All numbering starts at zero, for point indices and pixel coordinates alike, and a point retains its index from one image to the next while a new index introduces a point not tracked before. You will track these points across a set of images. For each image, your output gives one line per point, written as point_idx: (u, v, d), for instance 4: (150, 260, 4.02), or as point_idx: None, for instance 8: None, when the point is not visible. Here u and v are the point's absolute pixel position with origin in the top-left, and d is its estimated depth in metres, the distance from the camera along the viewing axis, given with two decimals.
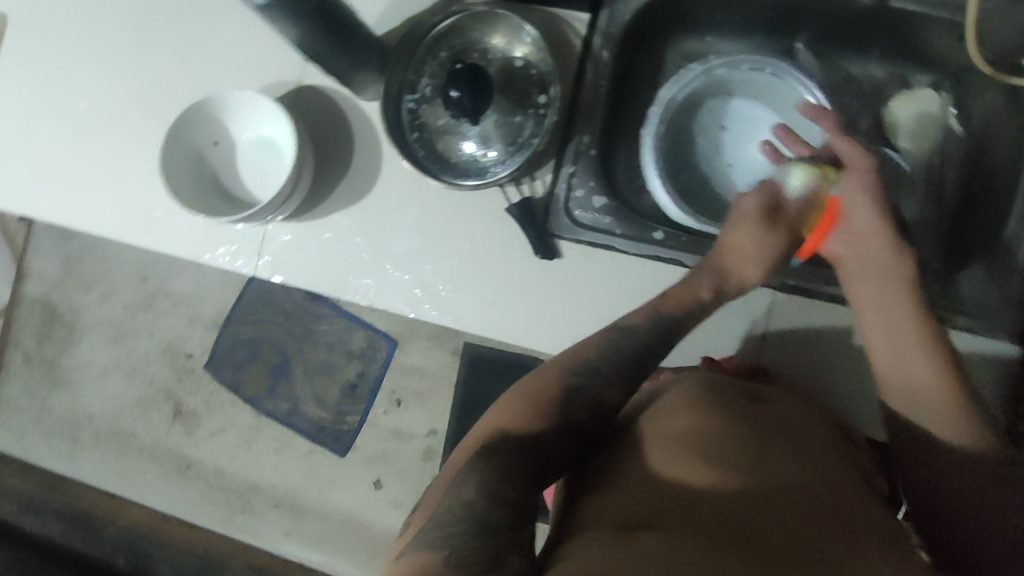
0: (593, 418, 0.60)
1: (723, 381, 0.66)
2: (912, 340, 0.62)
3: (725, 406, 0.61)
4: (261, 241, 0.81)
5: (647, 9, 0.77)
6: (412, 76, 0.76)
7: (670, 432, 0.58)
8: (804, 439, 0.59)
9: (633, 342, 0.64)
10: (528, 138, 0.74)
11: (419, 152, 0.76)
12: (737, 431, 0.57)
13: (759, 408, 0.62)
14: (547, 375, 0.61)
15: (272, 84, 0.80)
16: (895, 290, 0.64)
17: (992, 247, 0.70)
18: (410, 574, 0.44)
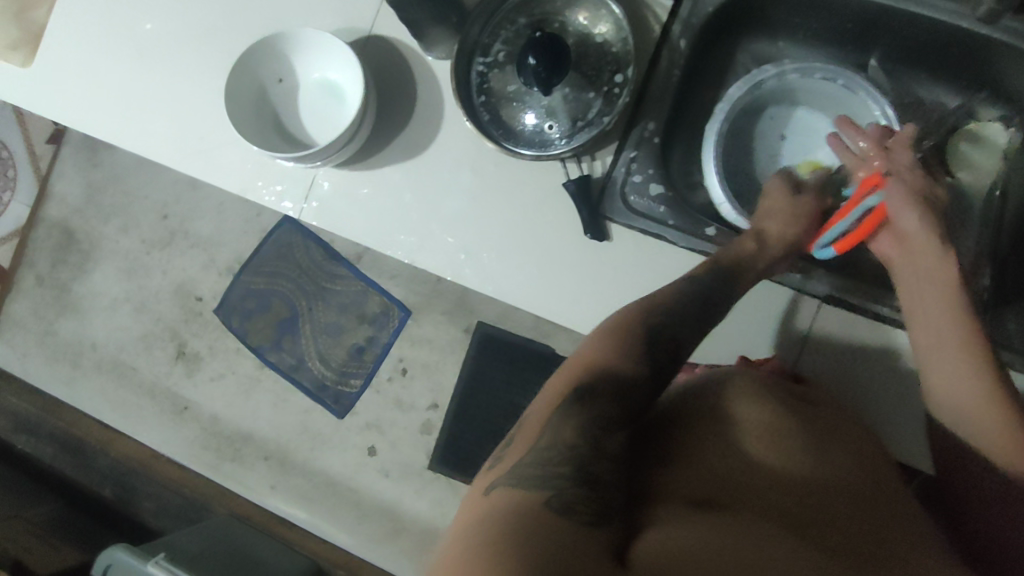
0: (670, 367, 0.64)
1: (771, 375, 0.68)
2: (955, 343, 0.63)
3: (779, 400, 0.63)
4: (311, 184, 0.81)
5: (729, 5, 0.76)
6: (486, 38, 0.76)
7: (726, 418, 0.61)
8: (861, 439, 0.63)
9: (707, 287, 0.68)
10: (595, 117, 0.74)
11: (484, 116, 0.76)
12: (793, 427, 0.60)
13: (810, 407, 0.64)
14: (632, 318, 0.65)
15: (343, 29, 0.80)
16: (941, 293, 0.65)
17: None
18: (513, 511, 0.46)
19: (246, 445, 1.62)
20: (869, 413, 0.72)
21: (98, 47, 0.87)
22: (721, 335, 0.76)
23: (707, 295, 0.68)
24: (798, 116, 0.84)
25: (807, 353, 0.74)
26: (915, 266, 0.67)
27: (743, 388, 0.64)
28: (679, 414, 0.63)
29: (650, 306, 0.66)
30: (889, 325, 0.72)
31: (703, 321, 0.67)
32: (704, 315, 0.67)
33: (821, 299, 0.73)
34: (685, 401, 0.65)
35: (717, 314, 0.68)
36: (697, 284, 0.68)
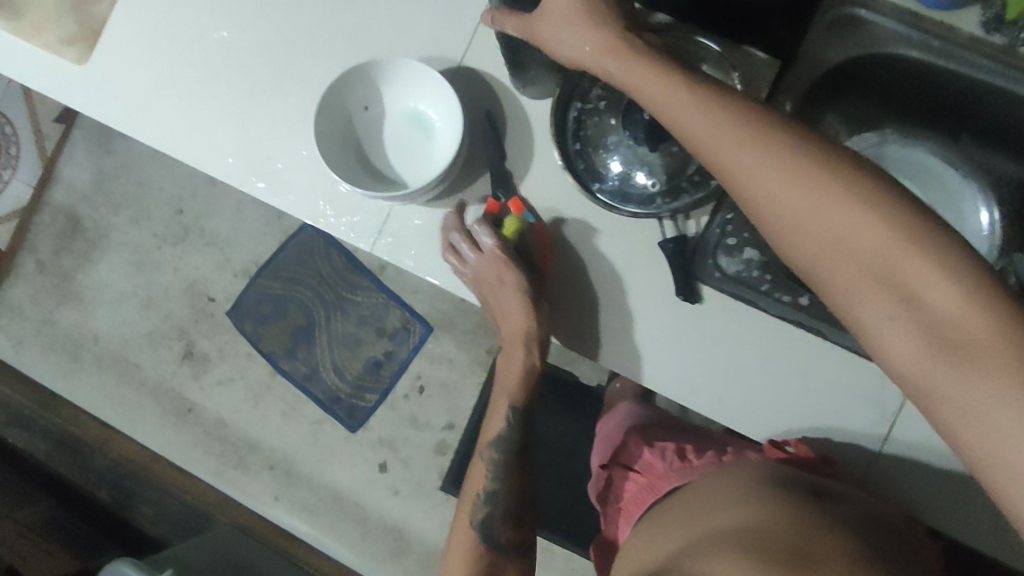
0: (516, 530, 0.81)
1: (785, 472, 0.67)
2: (750, 155, 0.52)
3: (783, 505, 0.60)
4: (386, 218, 0.76)
5: (834, 74, 0.76)
6: (586, 82, 0.73)
7: (725, 537, 0.58)
8: (882, 539, 0.58)
9: (514, 439, 0.83)
10: (695, 176, 0.71)
11: (578, 164, 0.73)
12: (803, 532, 0.56)
13: (830, 504, 0.61)
14: (464, 513, 0.82)
15: (433, 57, 0.76)
16: (697, 111, 0.55)
17: None
18: None
19: (250, 453, 1.57)
20: (923, 502, 0.70)
21: (161, 51, 0.81)
22: (812, 412, 0.72)
23: (523, 445, 0.84)
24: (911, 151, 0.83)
25: (879, 462, 0.71)
26: (746, 171, 0.53)
27: (748, 497, 0.64)
28: (686, 541, 0.62)
29: (481, 499, 0.81)
30: None
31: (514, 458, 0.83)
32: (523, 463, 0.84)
33: None
34: (693, 526, 0.64)
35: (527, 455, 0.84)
36: (508, 441, 0.83)
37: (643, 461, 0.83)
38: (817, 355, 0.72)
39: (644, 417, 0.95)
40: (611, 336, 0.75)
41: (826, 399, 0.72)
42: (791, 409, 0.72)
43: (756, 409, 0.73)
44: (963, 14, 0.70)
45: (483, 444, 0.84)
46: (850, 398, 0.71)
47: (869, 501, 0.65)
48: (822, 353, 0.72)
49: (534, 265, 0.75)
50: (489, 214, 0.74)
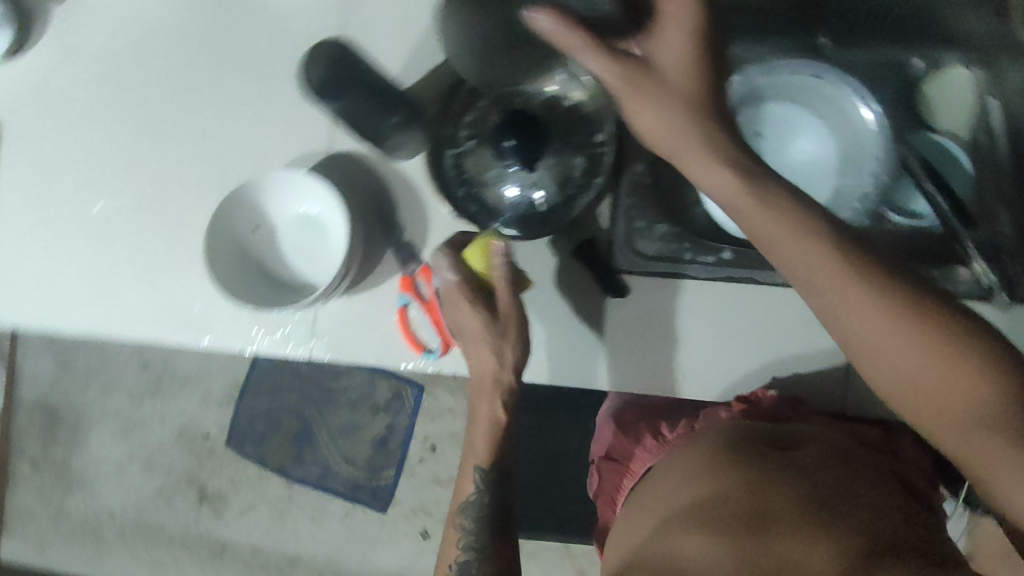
0: None
1: (747, 431, 0.70)
2: (768, 218, 0.51)
3: (742, 474, 0.64)
4: (313, 321, 0.76)
5: None
6: (450, 129, 0.73)
7: (687, 518, 0.63)
8: (839, 477, 0.62)
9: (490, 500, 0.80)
10: (584, 179, 0.72)
11: (470, 207, 0.73)
12: (764, 503, 0.61)
13: (787, 456, 0.66)
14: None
15: (300, 156, 0.76)
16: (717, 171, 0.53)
17: None
18: None
19: (295, 568, 1.57)
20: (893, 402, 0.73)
21: (49, 243, 0.81)
22: (775, 354, 0.73)
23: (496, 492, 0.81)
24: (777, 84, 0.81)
25: (853, 379, 0.74)
26: (765, 230, 0.51)
27: (713, 462, 0.67)
28: (653, 523, 0.67)
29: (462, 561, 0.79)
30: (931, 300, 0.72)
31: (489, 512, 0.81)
32: (501, 510, 0.81)
33: None
34: (658, 508, 0.68)
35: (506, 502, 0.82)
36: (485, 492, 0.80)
37: (622, 450, 0.88)
38: (758, 298, 0.73)
39: (625, 404, 0.94)
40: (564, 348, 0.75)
41: (787, 337, 0.73)
42: (757, 359, 0.73)
43: (722, 371, 0.73)
44: None
45: (456, 508, 0.82)
46: (806, 329, 0.72)
47: (824, 432, 0.69)
48: (766, 297, 0.73)
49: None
50: (406, 291, 0.74)
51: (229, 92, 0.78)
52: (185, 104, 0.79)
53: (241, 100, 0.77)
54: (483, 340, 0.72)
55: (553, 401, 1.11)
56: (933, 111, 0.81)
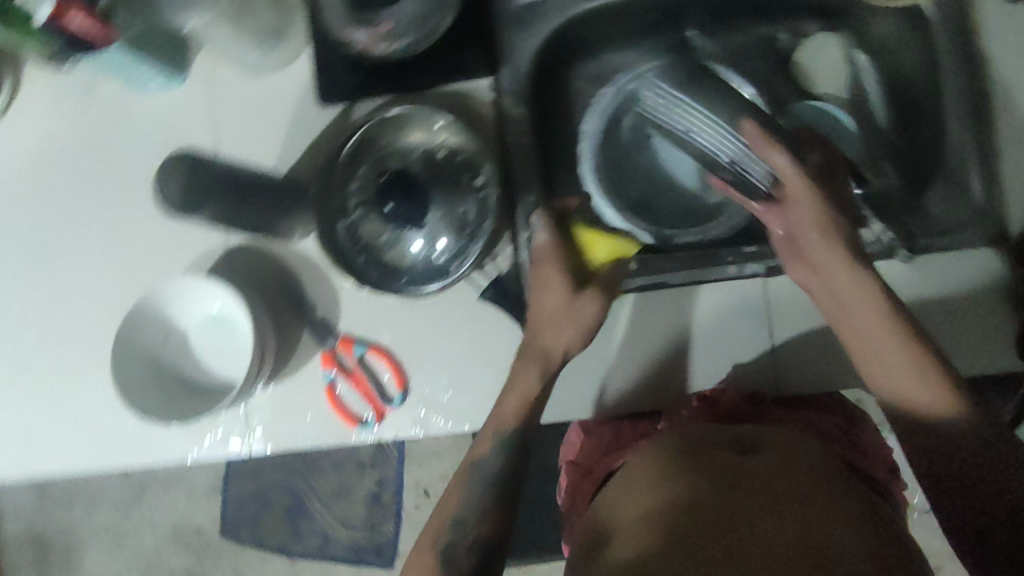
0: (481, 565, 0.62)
1: (707, 434, 0.68)
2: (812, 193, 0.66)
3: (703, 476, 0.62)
4: (245, 418, 0.75)
5: (547, 53, 0.76)
6: (336, 202, 0.72)
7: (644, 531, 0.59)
8: (799, 469, 0.61)
9: (507, 476, 0.66)
10: (476, 221, 0.71)
11: (371, 274, 0.71)
12: (724, 493, 0.58)
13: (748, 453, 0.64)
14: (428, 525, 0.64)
15: (198, 257, 0.76)
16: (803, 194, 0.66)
17: (941, 166, 0.71)
18: None
19: None
20: (820, 370, 0.74)
21: None
22: (700, 349, 0.74)
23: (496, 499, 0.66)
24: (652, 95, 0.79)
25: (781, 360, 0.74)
26: (797, 205, 0.66)
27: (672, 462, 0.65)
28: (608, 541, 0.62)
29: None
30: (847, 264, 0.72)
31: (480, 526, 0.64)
32: (498, 523, 0.65)
33: (762, 274, 0.73)
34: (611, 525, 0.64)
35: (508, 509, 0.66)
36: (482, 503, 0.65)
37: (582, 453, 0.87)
38: (672, 294, 0.75)
39: None
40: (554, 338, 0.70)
41: (708, 329, 0.74)
42: (685, 355, 0.75)
43: (657, 376, 0.75)
44: None
45: (462, 467, 0.67)
46: (722, 316, 0.74)
47: (781, 429, 0.68)
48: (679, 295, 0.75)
49: (390, 395, 0.74)
50: (329, 368, 0.74)
51: (115, 209, 0.77)
52: (74, 229, 0.78)
53: (132, 214, 0.77)
54: (561, 293, 0.69)
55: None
56: (809, 80, 0.81)
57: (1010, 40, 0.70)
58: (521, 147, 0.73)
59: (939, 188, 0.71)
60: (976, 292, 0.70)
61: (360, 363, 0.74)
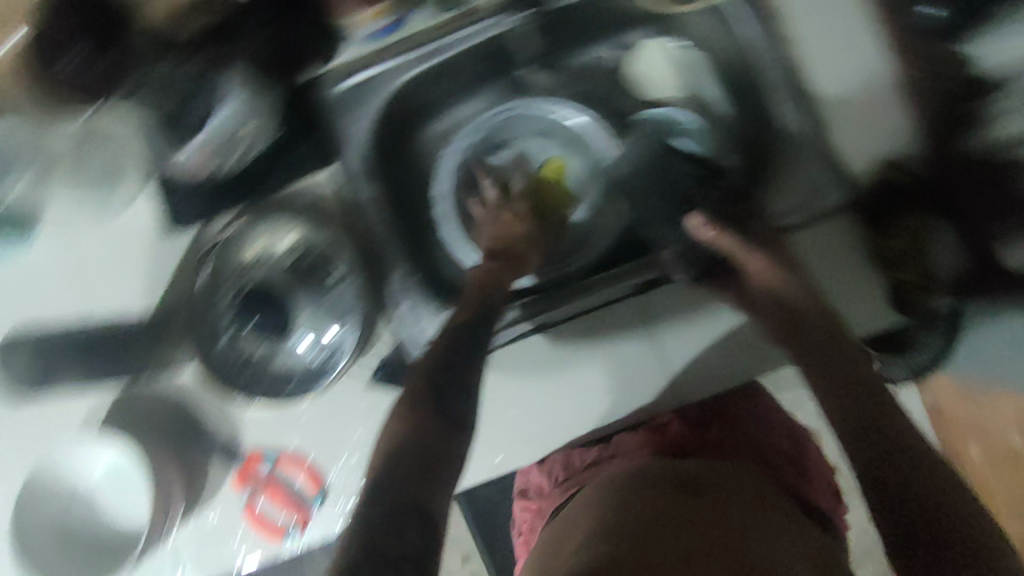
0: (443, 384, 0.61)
1: (653, 468, 0.72)
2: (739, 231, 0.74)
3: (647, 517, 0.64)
4: (172, 556, 0.73)
5: (386, 128, 0.77)
6: (209, 324, 0.71)
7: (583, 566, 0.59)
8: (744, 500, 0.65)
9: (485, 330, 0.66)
10: (350, 303, 0.74)
11: (260, 387, 0.71)
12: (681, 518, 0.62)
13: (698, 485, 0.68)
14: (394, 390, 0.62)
15: (89, 410, 0.72)
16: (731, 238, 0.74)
17: (772, 145, 0.71)
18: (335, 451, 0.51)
19: None
20: (721, 377, 0.72)
21: None
22: (596, 383, 0.73)
23: (428, 393, 0.59)
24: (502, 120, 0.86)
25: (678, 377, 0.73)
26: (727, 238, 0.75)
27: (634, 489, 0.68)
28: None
29: (374, 530, 0.48)
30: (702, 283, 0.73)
31: (426, 440, 0.55)
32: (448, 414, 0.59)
33: (635, 292, 0.73)
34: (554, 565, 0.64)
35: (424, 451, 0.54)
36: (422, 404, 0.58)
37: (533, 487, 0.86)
38: (552, 335, 0.74)
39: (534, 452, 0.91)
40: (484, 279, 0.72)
41: (599, 360, 0.73)
42: (583, 391, 0.74)
43: (564, 419, 0.74)
44: (414, 18, 0.73)
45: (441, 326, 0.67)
46: (609, 345, 0.73)
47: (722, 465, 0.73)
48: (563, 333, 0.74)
49: (307, 499, 0.74)
50: (243, 488, 0.74)
51: None
52: None
53: None
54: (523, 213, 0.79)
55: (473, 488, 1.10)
56: (646, 88, 0.84)
57: (820, 6, 0.66)
58: (380, 226, 0.74)
59: (776, 176, 0.71)
60: (846, 263, 0.70)
61: (275, 475, 0.73)
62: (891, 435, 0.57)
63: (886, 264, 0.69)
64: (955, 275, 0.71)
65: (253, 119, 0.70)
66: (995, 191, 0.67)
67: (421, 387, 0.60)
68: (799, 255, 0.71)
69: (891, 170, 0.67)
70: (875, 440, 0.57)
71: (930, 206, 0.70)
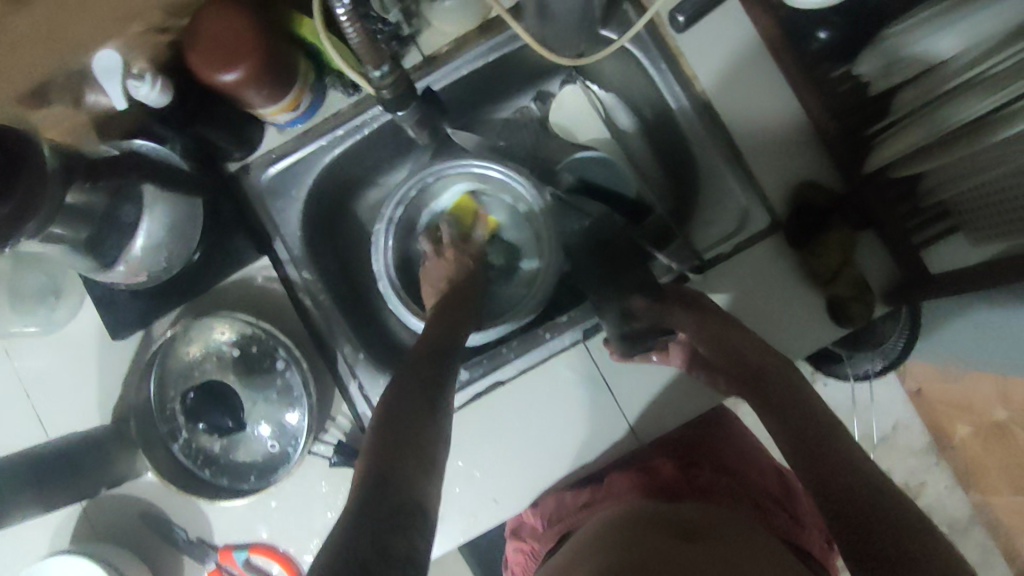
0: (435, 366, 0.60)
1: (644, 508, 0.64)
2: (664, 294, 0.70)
3: (636, 547, 0.54)
4: None
5: (320, 207, 0.79)
6: (165, 426, 0.72)
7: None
8: (729, 542, 0.56)
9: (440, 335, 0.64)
10: (300, 392, 0.74)
11: (222, 481, 0.72)
12: (635, 551, 0.54)
13: (667, 525, 0.59)
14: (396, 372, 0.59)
15: (63, 523, 0.74)
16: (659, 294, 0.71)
17: (694, 169, 0.78)
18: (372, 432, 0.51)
19: None
20: (680, 401, 0.74)
21: None
22: (556, 431, 0.74)
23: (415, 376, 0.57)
24: (433, 182, 0.81)
25: (635, 418, 0.74)
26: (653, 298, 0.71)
27: (607, 532, 0.61)
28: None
29: (375, 526, 0.41)
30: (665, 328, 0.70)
31: (419, 387, 0.56)
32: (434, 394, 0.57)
33: (581, 339, 0.74)
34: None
35: (425, 375, 0.58)
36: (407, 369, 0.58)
37: (524, 531, 0.84)
38: (508, 391, 0.74)
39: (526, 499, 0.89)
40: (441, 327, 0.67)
41: (554, 409, 0.74)
42: (544, 445, 0.74)
43: (529, 473, 0.74)
44: (329, 93, 0.75)
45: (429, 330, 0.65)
46: (563, 392, 0.74)
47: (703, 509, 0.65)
48: (515, 390, 0.74)
49: None
50: None
51: None
52: None
53: None
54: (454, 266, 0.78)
55: None
56: (571, 131, 0.87)
57: (711, 49, 0.72)
58: (324, 303, 0.76)
59: (703, 209, 0.78)
60: (781, 284, 0.73)
61: (246, 568, 0.73)
62: (842, 460, 0.50)
63: (821, 282, 0.71)
64: (892, 285, 0.71)
65: (177, 226, 0.69)
66: (911, 202, 0.68)
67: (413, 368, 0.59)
68: (732, 286, 0.73)
69: (803, 186, 0.71)
70: (828, 465, 0.50)
71: (851, 223, 0.70)
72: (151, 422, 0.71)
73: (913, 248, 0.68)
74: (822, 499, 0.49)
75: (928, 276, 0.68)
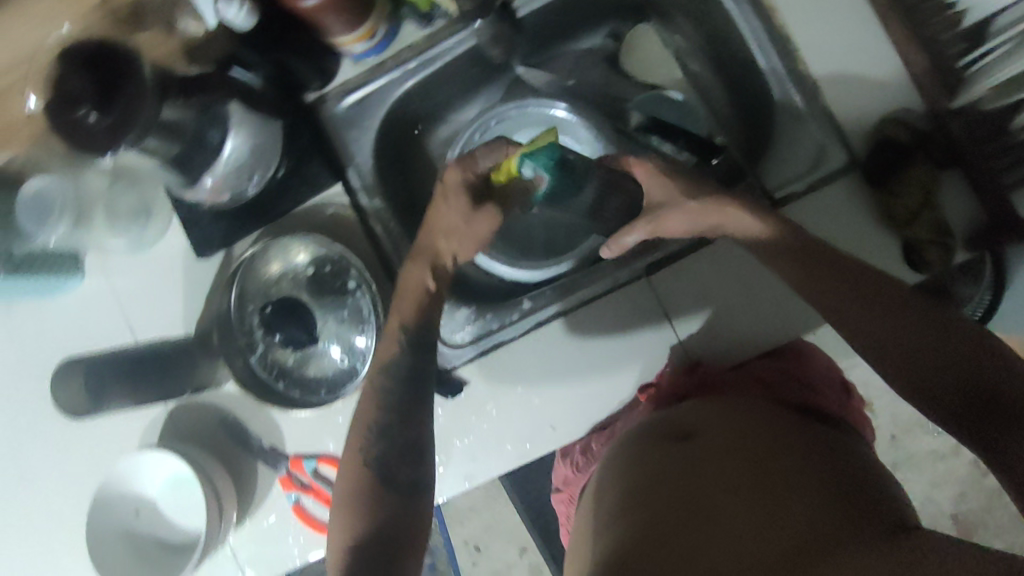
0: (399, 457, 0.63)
1: (652, 418, 0.68)
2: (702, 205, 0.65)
3: (651, 482, 0.59)
4: (232, 555, 0.80)
5: (392, 139, 0.82)
6: (243, 338, 0.76)
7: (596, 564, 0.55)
8: (752, 441, 0.59)
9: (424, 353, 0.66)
10: (370, 313, 0.76)
11: (295, 393, 0.76)
12: (697, 483, 0.57)
13: (693, 435, 0.63)
14: (358, 450, 0.63)
15: (149, 424, 0.79)
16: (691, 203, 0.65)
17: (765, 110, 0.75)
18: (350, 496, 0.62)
19: None
20: (739, 333, 0.73)
21: None
22: (609, 359, 0.74)
23: (392, 474, 0.63)
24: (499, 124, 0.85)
25: (688, 350, 0.73)
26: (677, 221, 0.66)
27: (647, 445, 0.64)
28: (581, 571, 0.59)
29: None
30: (731, 253, 0.72)
31: (408, 542, 0.61)
32: (399, 481, 0.63)
33: (643, 276, 0.74)
34: (584, 545, 0.62)
35: (400, 533, 0.61)
36: (381, 466, 0.63)
37: (562, 481, 0.88)
38: (570, 325, 0.75)
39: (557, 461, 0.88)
40: (420, 317, 0.67)
41: (613, 338, 0.74)
42: (603, 380, 0.75)
43: (583, 405, 0.75)
44: (405, 26, 0.77)
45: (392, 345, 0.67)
46: (623, 321, 0.74)
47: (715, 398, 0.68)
48: (571, 320, 0.75)
49: None
50: (290, 490, 0.78)
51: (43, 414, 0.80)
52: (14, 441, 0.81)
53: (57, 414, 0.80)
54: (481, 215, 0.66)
55: (510, 481, 1.13)
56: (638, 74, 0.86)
57: None
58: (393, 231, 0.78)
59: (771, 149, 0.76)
60: (852, 223, 0.70)
61: (317, 478, 0.77)
62: (959, 353, 0.54)
63: (897, 222, 0.68)
64: (976, 231, 0.67)
65: (259, 150, 0.74)
66: (999, 140, 0.63)
67: (384, 465, 0.63)
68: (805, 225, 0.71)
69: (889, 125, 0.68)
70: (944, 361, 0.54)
71: (935, 161, 0.67)
72: (232, 332, 0.76)
73: (1003, 190, 0.64)
74: (966, 401, 0.53)
75: (1014, 221, 0.64)
